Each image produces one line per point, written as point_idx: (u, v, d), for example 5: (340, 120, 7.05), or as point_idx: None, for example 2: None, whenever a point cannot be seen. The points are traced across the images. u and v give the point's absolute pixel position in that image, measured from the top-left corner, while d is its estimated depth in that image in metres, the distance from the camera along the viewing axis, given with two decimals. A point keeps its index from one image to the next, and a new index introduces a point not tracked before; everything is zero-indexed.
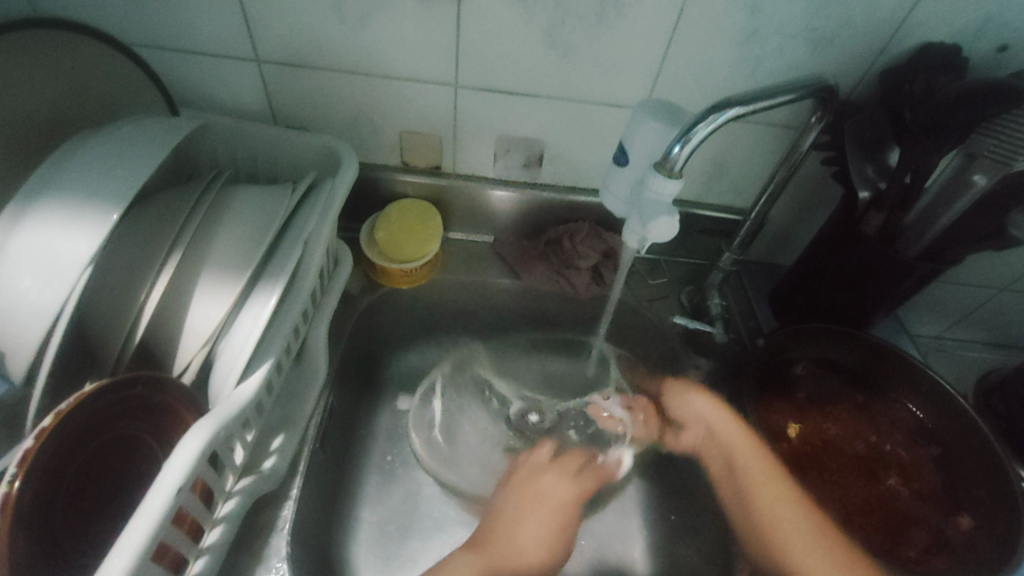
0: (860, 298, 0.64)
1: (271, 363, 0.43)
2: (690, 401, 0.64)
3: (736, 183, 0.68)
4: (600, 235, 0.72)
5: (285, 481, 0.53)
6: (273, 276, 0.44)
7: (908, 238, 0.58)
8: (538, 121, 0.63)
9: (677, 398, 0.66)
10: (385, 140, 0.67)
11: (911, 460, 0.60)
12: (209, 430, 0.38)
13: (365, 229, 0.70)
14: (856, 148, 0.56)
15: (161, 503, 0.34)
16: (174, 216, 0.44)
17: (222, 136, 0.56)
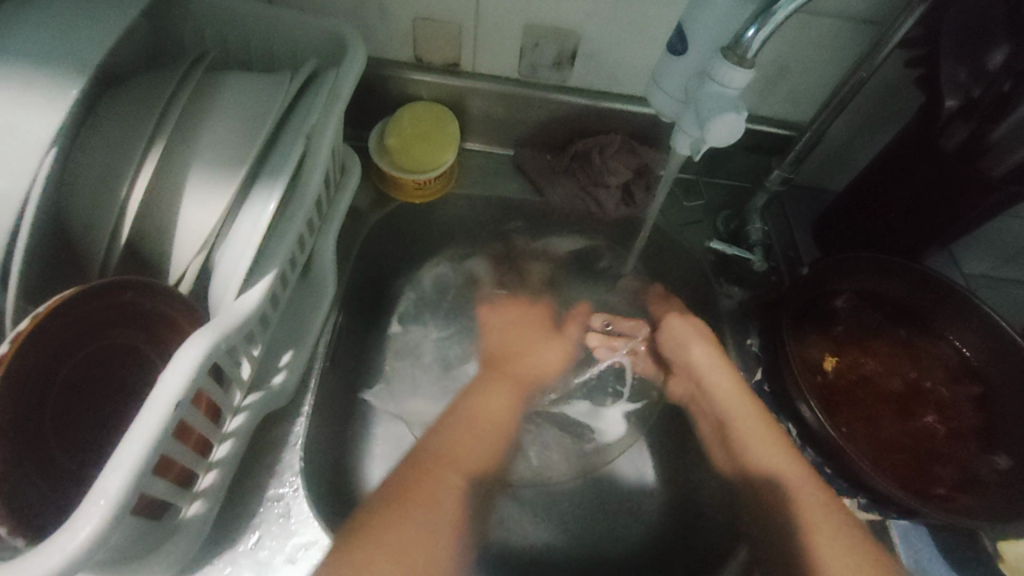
0: (921, 225, 0.58)
1: (275, 274, 0.39)
2: (691, 337, 0.62)
3: (795, 91, 0.59)
4: (634, 150, 0.65)
5: (296, 398, 0.51)
6: (271, 177, 0.38)
7: (994, 157, 0.47)
8: (573, 8, 0.54)
9: (676, 332, 0.64)
10: (395, 28, 0.58)
11: (951, 398, 0.56)
12: (209, 341, 0.34)
13: (373, 135, 0.63)
14: (950, 44, 0.47)
15: (159, 417, 0.30)
16: (153, 102, 0.38)
17: (206, 14, 0.48)
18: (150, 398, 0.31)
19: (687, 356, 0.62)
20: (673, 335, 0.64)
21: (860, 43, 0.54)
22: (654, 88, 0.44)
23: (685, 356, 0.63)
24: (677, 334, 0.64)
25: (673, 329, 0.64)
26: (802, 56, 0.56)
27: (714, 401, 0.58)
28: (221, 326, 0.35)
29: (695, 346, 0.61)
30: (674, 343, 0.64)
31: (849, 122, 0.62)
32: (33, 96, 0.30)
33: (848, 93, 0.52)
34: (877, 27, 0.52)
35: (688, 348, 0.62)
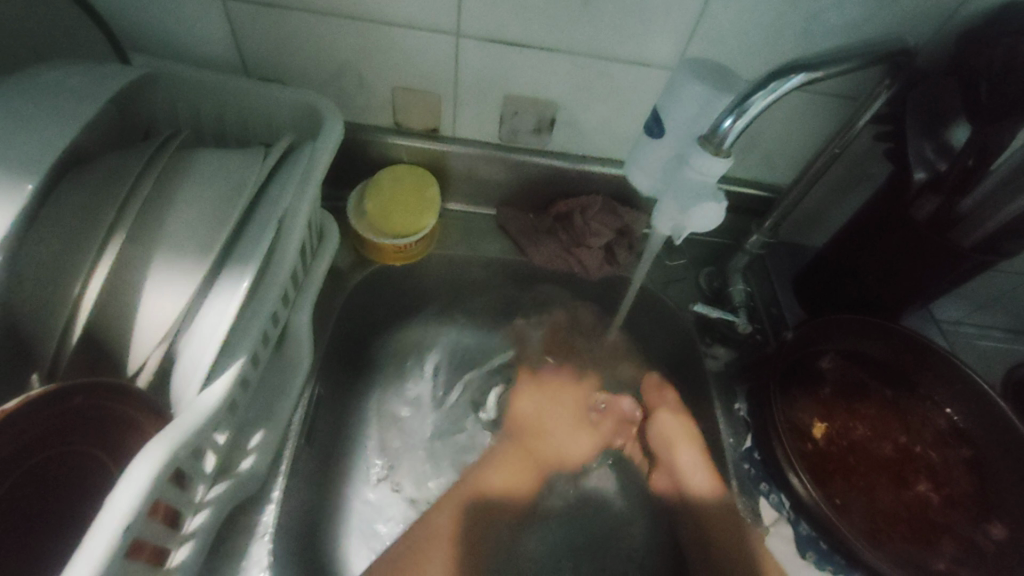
0: (897, 289, 0.58)
1: (243, 362, 0.37)
2: (679, 441, 0.61)
3: (771, 157, 0.61)
4: (614, 211, 0.65)
5: (267, 482, 0.48)
6: (242, 261, 0.37)
7: (964, 227, 0.50)
8: (550, 80, 0.55)
9: (666, 433, 0.62)
10: (374, 97, 0.58)
11: (942, 462, 0.56)
12: (166, 449, 0.32)
13: (353, 198, 0.62)
14: (913, 124, 0.49)
15: (105, 545, 0.28)
16: (116, 187, 0.36)
17: (181, 86, 0.47)
18: (95, 524, 0.28)
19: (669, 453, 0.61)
20: (664, 436, 0.62)
21: (831, 114, 0.55)
22: (633, 165, 0.44)
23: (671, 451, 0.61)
24: (663, 430, 0.62)
25: (661, 428, 0.63)
26: (777, 124, 0.57)
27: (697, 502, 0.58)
28: (182, 428, 0.33)
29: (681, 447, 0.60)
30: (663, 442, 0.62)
31: (823, 183, 0.63)
32: None
33: (822, 166, 0.54)
34: (847, 98, 0.53)
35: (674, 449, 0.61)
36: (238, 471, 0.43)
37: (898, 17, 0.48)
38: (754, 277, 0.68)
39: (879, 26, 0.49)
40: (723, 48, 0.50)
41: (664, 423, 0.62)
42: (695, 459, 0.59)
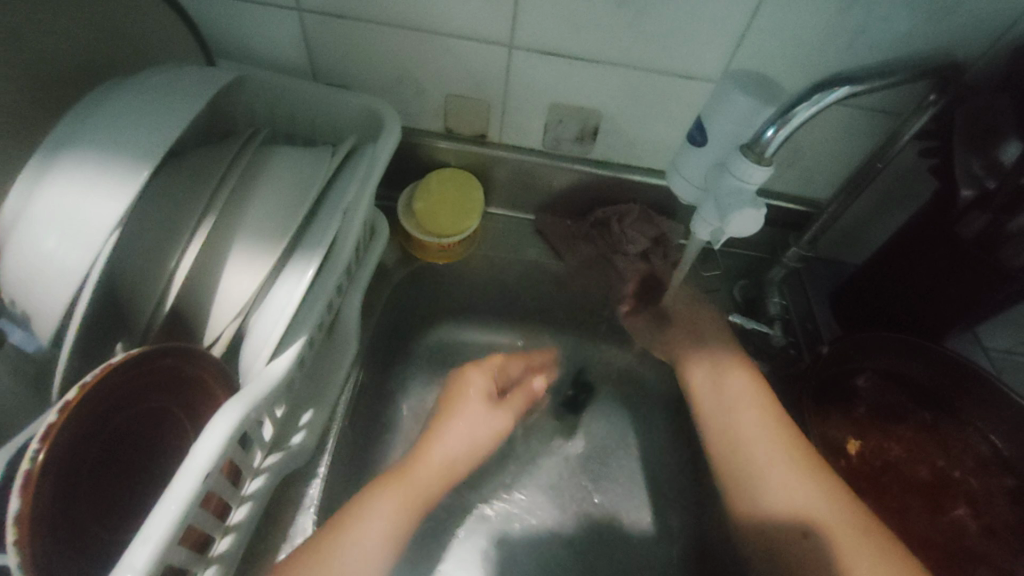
0: (939, 308, 0.57)
1: (305, 339, 0.41)
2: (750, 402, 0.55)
3: (813, 172, 0.61)
4: (651, 219, 0.67)
5: (313, 457, 0.51)
6: (310, 248, 0.40)
7: (1012, 249, 0.48)
8: (596, 91, 0.57)
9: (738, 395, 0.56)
10: (429, 104, 0.62)
11: (984, 490, 0.54)
12: (241, 409, 0.35)
13: (402, 198, 0.66)
14: (963, 138, 0.48)
15: (189, 487, 0.31)
16: (206, 177, 0.40)
17: (260, 90, 0.52)
18: (182, 467, 0.32)
19: (730, 409, 0.56)
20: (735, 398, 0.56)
21: (876, 130, 0.56)
22: (676, 173, 0.46)
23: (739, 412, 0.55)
24: (725, 384, 0.57)
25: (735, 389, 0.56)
26: (819, 139, 0.57)
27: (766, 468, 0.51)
28: (253, 392, 0.36)
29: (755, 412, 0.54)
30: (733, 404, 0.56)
31: (866, 200, 0.63)
32: (104, 181, 0.33)
33: (864, 180, 0.54)
34: (892, 115, 0.54)
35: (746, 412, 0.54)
36: (290, 444, 0.46)
37: (946, 37, 0.49)
38: (792, 293, 0.68)
39: (926, 46, 0.49)
40: (768, 64, 0.52)
41: (727, 377, 0.57)
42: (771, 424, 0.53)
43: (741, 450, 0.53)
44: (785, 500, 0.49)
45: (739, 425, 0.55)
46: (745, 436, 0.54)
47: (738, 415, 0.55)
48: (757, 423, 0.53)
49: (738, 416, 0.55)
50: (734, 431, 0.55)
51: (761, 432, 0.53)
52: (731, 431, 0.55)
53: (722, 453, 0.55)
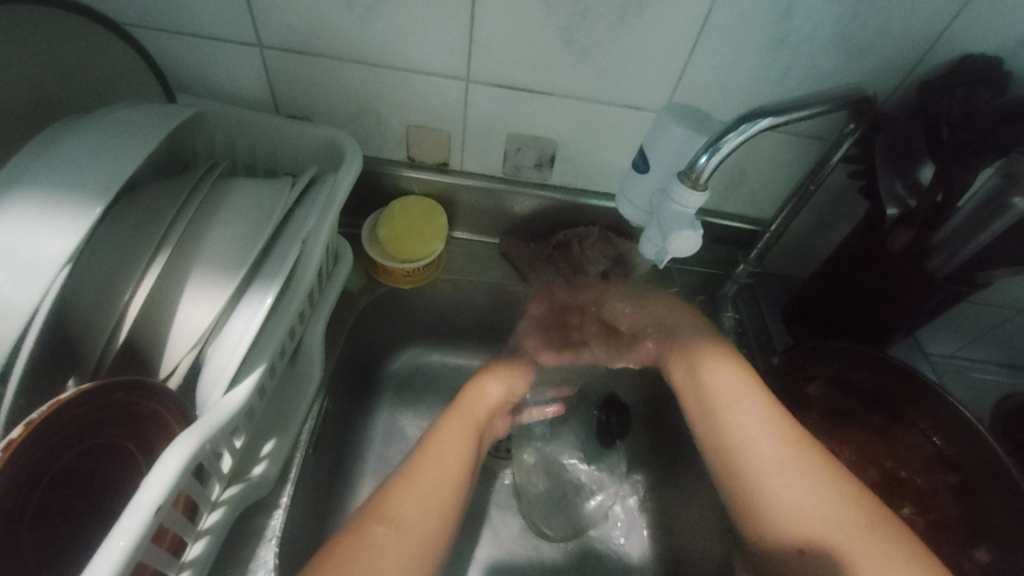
0: (879, 317, 0.61)
1: (263, 368, 0.41)
2: (734, 396, 0.52)
3: (756, 192, 0.65)
4: (611, 241, 0.69)
5: (275, 488, 0.51)
6: (267, 278, 0.41)
7: (940, 256, 0.53)
8: (551, 120, 0.60)
9: (716, 394, 0.53)
10: (391, 134, 0.64)
11: (928, 487, 0.57)
12: (195, 441, 0.35)
13: (367, 225, 0.67)
14: (885, 162, 0.53)
15: (140, 523, 0.31)
16: (164, 209, 0.41)
17: (220, 124, 0.53)
18: (133, 502, 0.31)
19: (727, 413, 0.51)
20: (717, 396, 0.53)
21: (809, 153, 0.60)
22: (623, 198, 0.49)
23: (721, 412, 0.52)
24: (716, 376, 0.54)
25: (715, 389, 0.53)
26: (759, 162, 0.61)
27: (754, 463, 0.48)
28: (208, 424, 0.36)
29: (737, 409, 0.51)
30: (713, 404, 0.53)
31: (807, 219, 0.67)
32: (58, 215, 0.33)
33: (800, 200, 0.58)
34: (822, 140, 0.58)
35: (727, 411, 0.51)
36: (250, 475, 0.46)
37: (865, 69, 0.53)
38: (746, 308, 0.71)
39: (848, 78, 0.54)
40: (707, 94, 0.56)
41: (716, 370, 0.54)
42: (750, 418, 0.50)
43: (748, 458, 0.48)
44: (800, 512, 0.45)
45: (739, 435, 0.50)
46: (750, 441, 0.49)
47: (733, 418, 0.51)
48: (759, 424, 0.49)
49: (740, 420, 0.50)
50: (740, 437, 0.50)
51: (764, 436, 0.49)
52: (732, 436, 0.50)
53: (727, 460, 0.50)
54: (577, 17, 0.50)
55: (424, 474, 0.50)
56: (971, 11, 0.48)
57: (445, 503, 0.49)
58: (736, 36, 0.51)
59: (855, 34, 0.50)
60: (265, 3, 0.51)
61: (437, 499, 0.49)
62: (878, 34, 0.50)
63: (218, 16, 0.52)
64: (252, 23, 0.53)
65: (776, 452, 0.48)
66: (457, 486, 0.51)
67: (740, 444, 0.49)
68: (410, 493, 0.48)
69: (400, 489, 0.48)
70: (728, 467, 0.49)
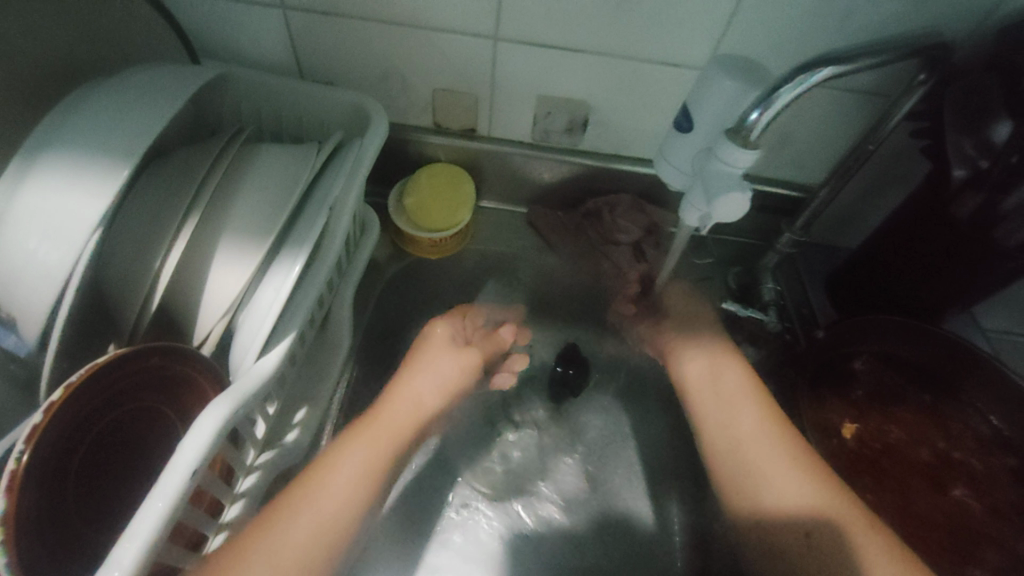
0: (938, 288, 0.57)
1: (293, 336, 0.40)
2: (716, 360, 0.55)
3: (804, 156, 0.61)
4: (642, 209, 0.66)
5: (307, 454, 0.51)
6: (295, 246, 0.40)
7: (1010, 225, 0.48)
8: (584, 81, 0.57)
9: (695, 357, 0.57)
10: (416, 99, 0.62)
11: (985, 471, 0.53)
12: (228, 407, 0.35)
13: (393, 194, 0.65)
14: (954, 120, 0.47)
15: (177, 485, 0.31)
16: (190, 175, 0.40)
17: (244, 89, 0.52)
18: (170, 465, 0.32)
19: (721, 383, 0.53)
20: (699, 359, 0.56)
21: (866, 112, 0.55)
22: (662, 160, 0.46)
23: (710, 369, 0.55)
24: (727, 385, 0.53)
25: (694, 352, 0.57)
26: (809, 122, 0.57)
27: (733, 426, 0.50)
28: (241, 390, 0.36)
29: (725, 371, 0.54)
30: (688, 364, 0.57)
31: (858, 184, 0.63)
32: (86, 181, 0.34)
33: (854, 163, 0.53)
34: (882, 97, 0.53)
35: (721, 380, 0.54)
36: (283, 442, 0.47)
37: (933, 16, 0.48)
38: (786, 280, 0.68)
39: (915, 24, 0.49)
40: (754, 49, 0.52)
41: (727, 379, 0.53)
42: (734, 377, 0.53)
43: (746, 463, 0.48)
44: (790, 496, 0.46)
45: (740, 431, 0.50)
46: (744, 445, 0.49)
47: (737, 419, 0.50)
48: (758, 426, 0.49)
49: (748, 415, 0.50)
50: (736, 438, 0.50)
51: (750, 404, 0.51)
52: (731, 435, 0.50)
53: (716, 451, 0.50)
54: None
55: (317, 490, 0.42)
56: None
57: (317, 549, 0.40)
58: None
59: None
60: None
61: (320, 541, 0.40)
62: None
63: None
64: None
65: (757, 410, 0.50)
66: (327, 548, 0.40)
67: (732, 443, 0.50)
68: (337, 477, 0.43)
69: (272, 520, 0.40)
70: (715, 459, 0.50)
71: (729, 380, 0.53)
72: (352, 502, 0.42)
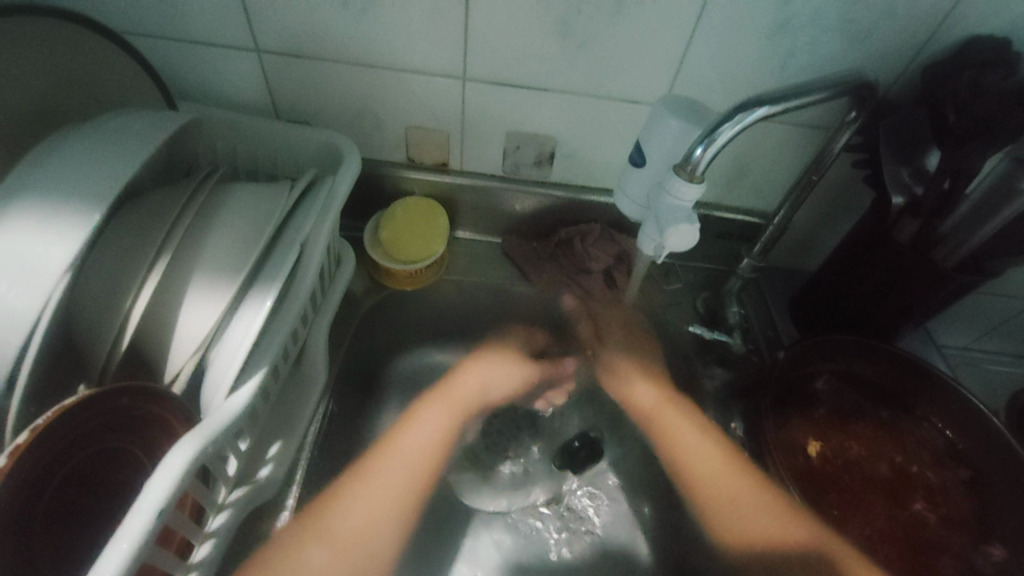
0: (888, 310, 0.59)
1: (266, 370, 0.41)
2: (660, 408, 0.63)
3: (760, 184, 0.64)
4: (613, 238, 0.69)
5: (282, 490, 0.51)
6: (265, 281, 0.41)
7: (948, 246, 0.52)
8: (550, 117, 0.60)
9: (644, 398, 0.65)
10: (391, 136, 0.64)
11: (939, 483, 0.56)
12: (198, 443, 0.35)
13: (369, 227, 0.67)
14: (889, 151, 0.52)
15: (145, 522, 0.31)
16: (164, 216, 0.42)
17: (220, 129, 0.54)
18: (138, 503, 0.32)
19: (673, 434, 0.61)
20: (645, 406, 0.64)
21: (812, 143, 0.59)
22: (621, 194, 0.49)
23: (661, 427, 0.62)
24: (682, 441, 0.60)
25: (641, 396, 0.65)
26: (762, 153, 0.60)
27: (703, 478, 0.57)
28: (212, 426, 0.37)
29: (671, 421, 0.61)
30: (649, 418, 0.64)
31: (812, 210, 0.66)
32: (59, 226, 0.35)
33: (802, 192, 0.56)
34: (826, 129, 0.57)
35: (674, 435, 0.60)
36: (256, 478, 0.47)
37: (866, 55, 0.52)
38: (751, 304, 0.70)
39: (850, 64, 0.53)
40: (707, 86, 0.55)
41: (681, 438, 0.60)
42: (694, 438, 0.59)
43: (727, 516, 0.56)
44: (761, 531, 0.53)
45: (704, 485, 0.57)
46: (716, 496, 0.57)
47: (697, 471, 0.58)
48: (732, 488, 0.56)
49: (703, 463, 0.58)
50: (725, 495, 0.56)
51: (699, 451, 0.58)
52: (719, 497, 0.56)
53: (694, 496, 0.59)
54: (573, 10, 0.50)
55: (387, 466, 0.54)
56: None
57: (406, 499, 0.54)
58: (735, 27, 0.50)
59: (855, 20, 0.49)
60: (262, 6, 0.51)
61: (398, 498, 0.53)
62: (879, 19, 0.49)
63: (217, 23, 0.53)
64: (252, 29, 0.53)
65: (704, 447, 0.58)
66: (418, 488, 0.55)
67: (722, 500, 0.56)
68: (394, 465, 0.55)
69: (348, 481, 0.52)
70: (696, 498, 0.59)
71: (689, 434, 0.60)
72: (402, 489, 0.54)
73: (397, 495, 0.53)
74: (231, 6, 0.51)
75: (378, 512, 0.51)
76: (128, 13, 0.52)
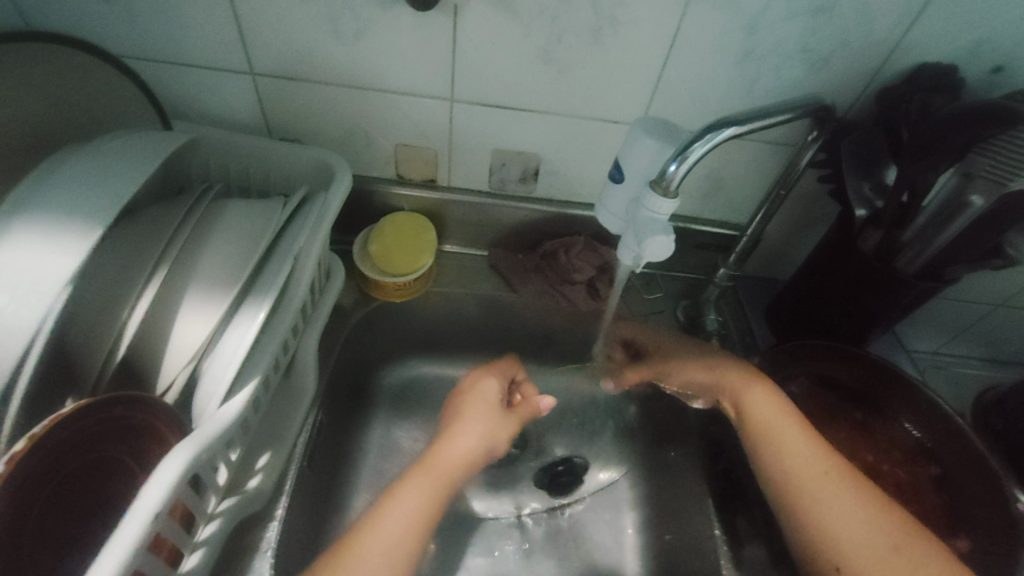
0: (857, 314, 0.61)
1: (258, 381, 0.42)
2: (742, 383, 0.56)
3: (733, 198, 0.67)
4: (595, 249, 0.71)
5: (271, 501, 0.52)
6: (260, 294, 0.42)
7: (908, 255, 0.55)
8: (534, 135, 0.63)
9: (733, 381, 0.57)
10: (379, 154, 0.66)
11: (910, 481, 0.58)
12: (191, 451, 0.37)
13: (359, 241, 0.69)
14: (850, 166, 0.55)
15: (138, 528, 0.32)
16: (160, 231, 0.43)
17: (213, 147, 0.56)
18: (132, 509, 0.33)
19: (760, 410, 0.54)
20: (730, 380, 0.57)
21: (778, 160, 0.63)
22: (602, 208, 0.51)
23: (743, 396, 0.55)
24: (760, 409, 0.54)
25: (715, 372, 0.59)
26: (734, 167, 0.64)
27: (784, 456, 0.51)
28: (206, 435, 0.38)
29: (754, 391, 0.55)
30: (737, 390, 0.56)
31: (784, 222, 0.70)
32: (59, 242, 0.37)
33: (772, 204, 0.59)
34: (791, 147, 0.61)
35: (751, 390, 0.55)
36: (245, 488, 0.47)
37: (825, 80, 0.56)
38: (728, 310, 0.73)
39: (812, 87, 0.57)
40: (681, 107, 0.59)
41: (757, 403, 0.54)
42: (764, 400, 0.54)
43: (819, 514, 0.48)
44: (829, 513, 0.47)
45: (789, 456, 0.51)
46: (813, 484, 0.49)
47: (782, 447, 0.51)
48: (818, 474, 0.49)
49: (778, 430, 0.52)
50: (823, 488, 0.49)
51: (782, 421, 0.52)
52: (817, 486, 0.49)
53: (801, 501, 0.49)
54: (553, 37, 0.53)
55: (443, 460, 0.52)
56: (923, 21, 0.51)
57: (429, 505, 0.49)
58: (704, 53, 0.54)
59: (815, 48, 0.53)
60: (256, 30, 0.54)
61: (428, 500, 0.49)
62: (836, 46, 0.53)
63: (211, 47, 0.55)
64: (245, 52, 0.55)
65: (772, 407, 0.53)
66: (441, 491, 0.50)
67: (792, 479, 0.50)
68: (442, 465, 0.51)
69: (413, 474, 0.50)
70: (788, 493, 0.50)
71: (782, 419, 0.53)
72: (427, 493, 0.49)
73: (423, 503, 0.48)
74: (226, 31, 0.54)
75: (422, 513, 0.48)
76: (124, 38, 0.54)
